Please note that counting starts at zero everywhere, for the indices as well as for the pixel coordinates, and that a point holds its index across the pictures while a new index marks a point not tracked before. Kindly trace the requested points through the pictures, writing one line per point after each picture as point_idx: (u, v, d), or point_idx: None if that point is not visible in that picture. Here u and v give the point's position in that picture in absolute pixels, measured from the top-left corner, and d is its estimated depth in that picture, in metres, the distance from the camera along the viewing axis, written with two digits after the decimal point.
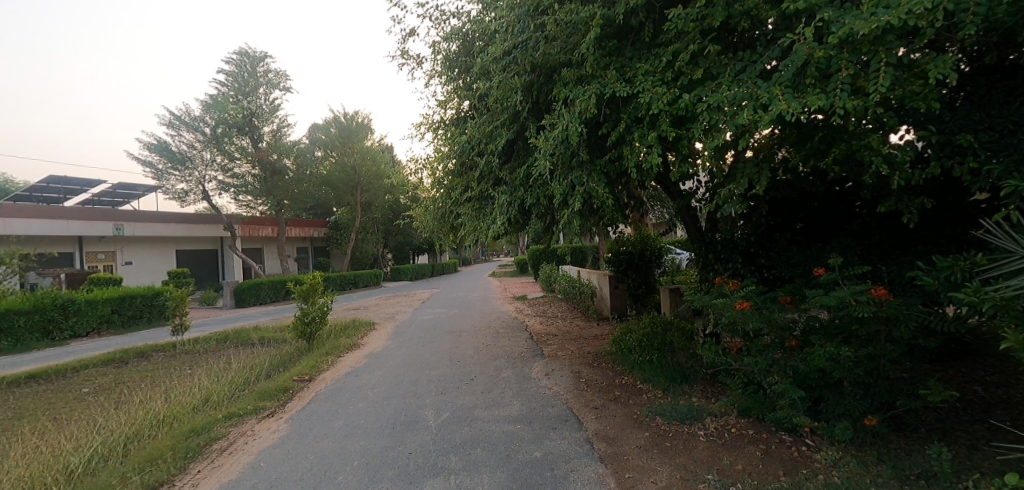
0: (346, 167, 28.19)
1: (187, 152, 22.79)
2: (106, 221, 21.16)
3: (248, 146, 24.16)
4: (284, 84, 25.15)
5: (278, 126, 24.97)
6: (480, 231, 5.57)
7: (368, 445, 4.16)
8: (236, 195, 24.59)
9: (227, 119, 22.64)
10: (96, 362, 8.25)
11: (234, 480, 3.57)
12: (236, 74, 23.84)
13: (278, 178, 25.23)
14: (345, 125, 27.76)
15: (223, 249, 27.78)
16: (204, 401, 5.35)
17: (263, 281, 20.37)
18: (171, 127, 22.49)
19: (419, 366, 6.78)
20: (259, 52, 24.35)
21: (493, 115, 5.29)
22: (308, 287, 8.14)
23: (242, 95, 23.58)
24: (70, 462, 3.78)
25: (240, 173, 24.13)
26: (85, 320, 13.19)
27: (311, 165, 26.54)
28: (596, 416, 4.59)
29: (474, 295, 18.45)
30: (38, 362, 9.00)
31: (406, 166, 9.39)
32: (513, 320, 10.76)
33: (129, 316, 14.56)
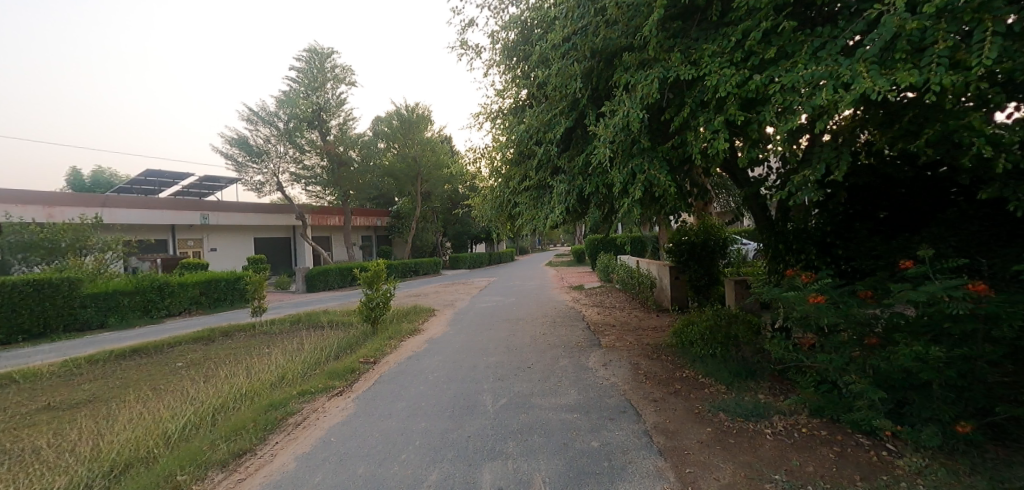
0: (408, 158, 28.55)
1: (264, 146, 24.31)
2: (194, 212, 22.99)
3: (317, 139, 25.54)
4: (348, 79, 26.23)
5: (344, 119, 26.27)
6: (537, 219, 5.50)
7: (429, 426, 4.32)
8: (307, 185, 26.20)
9: (298, 114, 24.13)
10: (188, 339, 9.07)
11: (308, 453, 3.88)
12: (306, 71, 25.03)
13: (344, 170, 26.57)
14: (407, 117, 27.95)
15: (295, 237, 29.46)
16: (281, 379, 5.71)
17: (331, 267, 21.51)
18: (249, 122, 24.03)
19: (477, 353, 6.89)
20: (326, 48, 25.41)
21: (551, 103, 5.20)
22: (373, 274, 8.46)
23: (312, 91, 24.80)
24: (169, 427, 4.20)
25: (310, 165, 25.67)
26: (178, 300, 14.52)
27: (376, 156, 27.21)
28: (655, 409, 4.49)
29: (531, 284, 18.50)
30: (138, 338, 9.99)
31: (464, 156, 9.49)
32: (570, 310, 10.70)
33: (216, 298, 15.83)
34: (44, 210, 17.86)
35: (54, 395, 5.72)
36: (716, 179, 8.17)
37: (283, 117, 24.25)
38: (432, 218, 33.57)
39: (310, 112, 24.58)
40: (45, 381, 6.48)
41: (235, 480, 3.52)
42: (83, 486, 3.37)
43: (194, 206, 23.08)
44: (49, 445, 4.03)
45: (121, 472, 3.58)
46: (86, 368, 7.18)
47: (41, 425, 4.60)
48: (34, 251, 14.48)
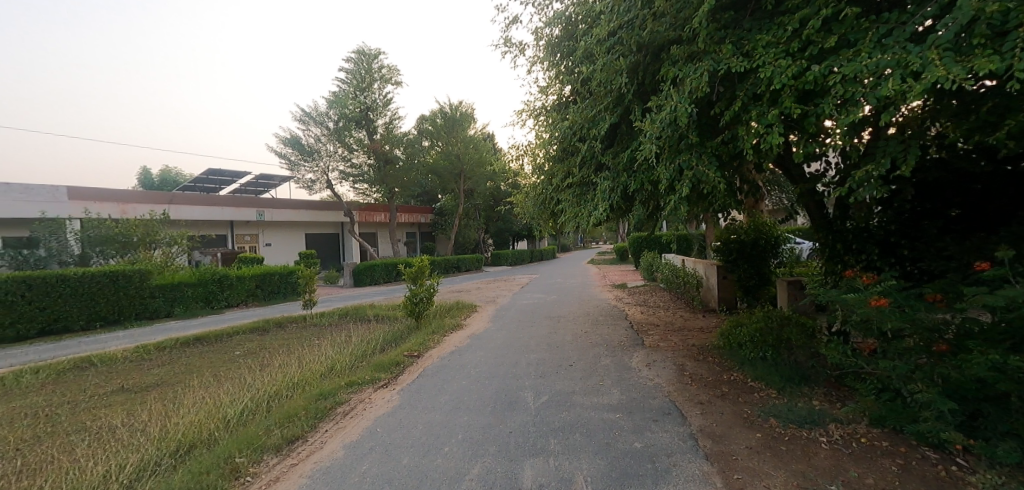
0: (452, 156, 29.47)
1: (315, 145, 25.37)
2: (251, 208, 24.18)
3: (365, 138, 26.28)
4: (394, 79, 26.88)
5: (391, 118, 26.89)
6: (580, 217, 5.45)
7: (471, 421, 4.37)
8: (354, 182, 26.93)
9: (347, 113, 25.02)
10: (246, 329, 9.59)
11: (355, 442, 4.03)
12: (354, 71, 25.85)
13: (391, 168, 26.94)
14: (451, 114, 28.70)
15: (344, 233, 30.55)
16: (330, 369, 5.94)
17: (378, 263, 22.20)
18: (302, 122, 25.12)
19: (518, 349, 6.91)
20: (373, 49, 26.20)
21: (596, 99, 5.13)
22: (416, 270, 8.63)
23: (359, 91, 25.74)
24: (228, 411, 4.45)
25: (358, 163, 26.30)
26: (237, 292, 15.37)
27: (420, 154, 28.16)
28: (701, 412, 4.36)
29: (572, 282, 18.39)
30: (200, 327, 10.65)
31: (506, 153, 9.54)
32: (613, 308, 10.56)
33: (270, 291, 16.54)
34: (118, 207, 19.13)
35: (129, 378, 6.19)
36: (768, 175, 7.84)
37: (333, 117, 25.24)
38: (474, 215, 33.94)
39: (357, 112, 25.50)
40: (120, 365, 7.02)
41: (288, 464, 3.71)
42: (154, 464, 3.64)
43: (250, 203, 24.29)
44: (124, 423, 4.36)
45: (186, 452, 3.84)
46: (155, 354, 7.72)
47: (118, 405, 4.99)
48: (110, 245, 15.58)
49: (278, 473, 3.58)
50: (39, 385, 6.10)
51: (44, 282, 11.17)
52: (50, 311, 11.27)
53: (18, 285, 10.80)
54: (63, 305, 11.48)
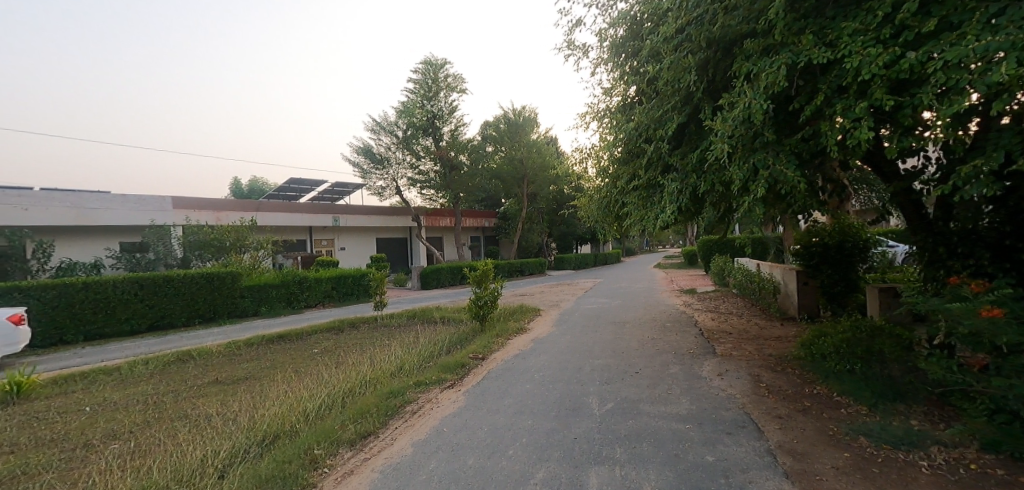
0: (514, 161, 29.89)
1: (385, 153, 26.64)
2: (327, 215, 25.77)
3: (432, 145, 27.33)
4: (460, 86, 27.67)
5: (455, 125, 27.63)
6: (646, 220, 5.31)
7: (536, 425, 4.38)
8: (422, 189, 28.10)
9: (415, 122, 26.12)
10: (323, 328, 10.21)
11: (423, 440, 4.16)
12: (422, 81, 26.84)
13: (456, 173, 27.85)
14: (514, 120, 29.53)
15: (411, 237, 31.76)
16: (399, 369, 6.18)
17: (443, 266, 22.87)
18: (374, 132, 26.53)
19: (582, 354, 6.84)
20: (440, 59, 27.18)
21: (663, 99, 5.01)
22: (481, 273, 8.80)
23: (427, 100, 26.68)
24: (308, 405, 4.75)
25: (425, 170, 27.47)
26: (315, 293, 16.41)
27: (483, 160, 28.87)
28: (781, 427, 4.10)
29: (638, 287, 17.93)
30: (281, 325, 11.50)
31: (570, 157, 9.53)
32: (681, 315, 10.18)
33: (345, 293, 17.50)
34: (214, 215, 20.85)
35: (222, 371, 6.77)
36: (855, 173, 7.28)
37: (402, 126, 26.53)
38: (536, 219, 34.01)
39: (425, 120, 26.48)
40: (215, 359, 7.70)
41: (362, 458, 3.89)
42: (243, 452, 3.94)
43: (327, 209, 25.88)
44: (218, 413, 4.76)
45: (271, 442, 4.13)
46: (244, 349, 8.39)
47: (213, 396, 5.46)
48: (206, 249, 17.55)
49: (353, 466, 3.77)
50: (149, 375, 6.82)
51: (152, 282, 12.55)
52: (156, 309, 12.59)
53: (132, 284, 12.20)
54: (168, 303, 12.78)
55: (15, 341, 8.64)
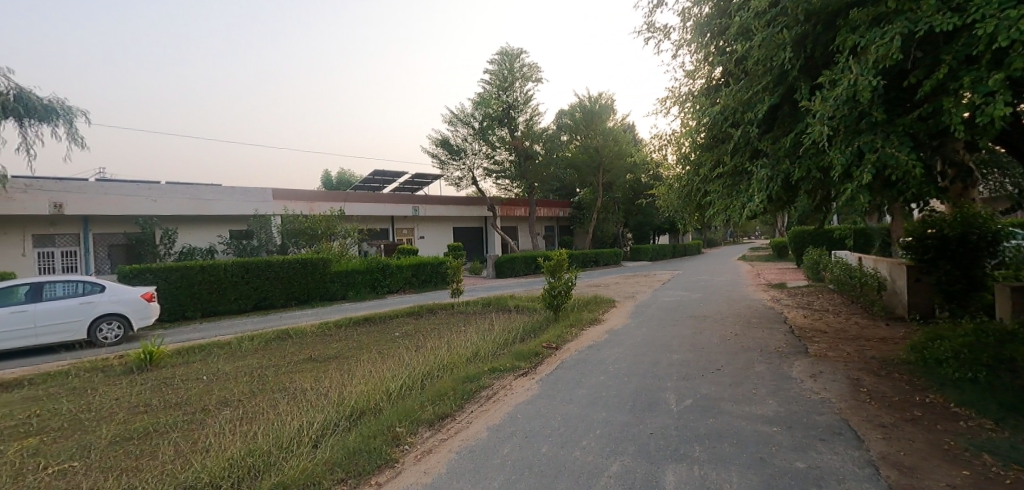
0: (590, 149, 29.43)
1: (462, 144, 27.44)
2: (407, 205, 26.82)
3: (507, 135, 27.93)
4: (535, 76, 27.87)
5: (530, 114, 27.95)
6: (732, 209, 5.07)
7: (610, 417, 4.34)
8: (497, 179, 28.80)
9: (491, 113, 26.96)
10: (404, 313, 10.77)
11: (498, 425, 4.27)
12: (497, 72, 27.38)
13: (530, 162, 28.35)
14: (590, 108, 28.75)
15: (486, 226, 32.35)
16: (475, 354, 6.38)
17: (517, 256, 23.24)
18: (451, 124, 27.28)
19: (658, 349, 6.66)
20: (515, 49, 27.53)
21: (753, 80, 4.73)
22: (555, 263, 8.84)
23: (502, 91, 27.31)
24: (391, 385, 5.05)
25: (501, 160, 28.03)
26: (395, 280, 17.23)
27: (558, 149, 28.78)
28: (884, 437, 3.75)
29: (719, 280, 17.04)
30: (366, 309, 12.26)
31: (648, 144, 9.27)
32: (768, 311, 9.57)
33: (423, 280, 18.26)
34: (307, 204, 22.46)
35: (316, 349, 7.35)
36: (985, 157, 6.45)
37: (478, 117, 27.19)
38: (613, 209, 33.60)
39: (500, 111, 27.25)
40: (309, 338, 8.39)
41: (439, 439, 4.07)
42: (334, 424, 4.27)
43: (407, 199, 26.97)
44: (312, 387, 5.19)
45: (358, 417, 4.43)
46: (335, 330, 9.08)
47: (308, 371, 5.95)
48: (301, 236, 19.34)
49: (431, 445, 3.95)
50: (255, 349, 7.58)
51: (256, 265, 13.78)
52: (259, 291, 13.88)
53: (240, 268, 13.53)
54: (269, 286, 14.06)
55: (148, 314, 9.96)
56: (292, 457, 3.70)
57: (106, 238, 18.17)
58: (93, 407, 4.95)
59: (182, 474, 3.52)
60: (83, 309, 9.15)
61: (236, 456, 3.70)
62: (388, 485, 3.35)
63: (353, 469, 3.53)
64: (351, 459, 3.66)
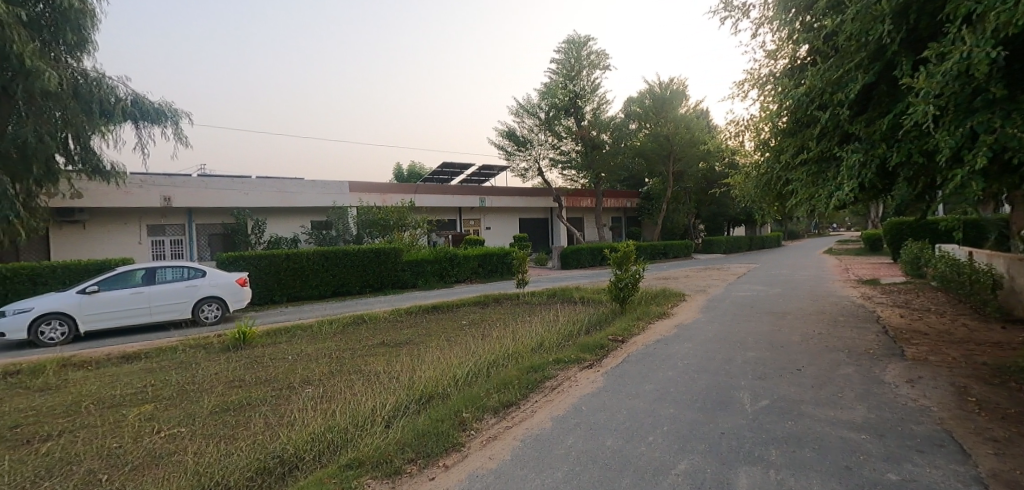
0: (659, 137, 29.07)
1: (528, 135, 27.72)
2: (474, 196, 27.31)
3: (573, 125, 27.59)
4: (603, 63, 27.49)
5: (598, 103, 27.54)
6: (817, 199, 4.72)
7: (678, 414, 4.21)
8: (563, 169, 28.65)
9: (557, 103, 26.66)
10: (470, 302, 11.08)
11: (561, 416, 4.27)
12: (563, 61, 27.30)
13: (597, 152, 27.87)
14: (660, 94, 28.46)
15: (552, 217, 32.52)
16: (540, 345, 6.43)
17: (583, 248, 23.24)
18: (517, 115, 27.65)
19: (731, 346, 6.37)
20: (583, 36, 27.28)
21: (845, 57, 4.36)
22: (622, 255, 8.70)
23: (569, 80, 26.96)
24: (457, 372, 5.19)
25: (567, 150, 27.93)
26: (462, 270, 17.62)
27: (626, 138, 28.27)
28: (997, 453, 3.34)
29: (802, 275, 15.88)
30: (433, 298, 12.70)
31: (722, 131, 8.85)
32: (857, 309, 8.82)
33: (490, 270, 18.50)
34: (380, 196, 23.55)
35: (388, 334, 7.75)
36: None
37: (544, 108, 27.18)
38: (684, 199, 33.25)
39: (567, 100, 26.79)
40: (382, 323, 8.87)
41: (504, 426, 4.14)
42: (404, 406, 4.46)
43: (474, 191, 27.51)
44: (384, 370, 5.45)
45: (426, 401, 4.60)
46: (406, 316, 9.53)
47: (381, 355, 6.26)
48: (374, 227, 20.59)
49: (496, 432, 4.03)
50: (333, 333, 8.13)
51: (335, 254, 14.77)
52: (338, 278, 14.81)
53: (320, 257, 14.50)
54: (345, 274, 14.96)
55: (241, 298, 10.89)
56: (366, 436, 3.92)
57: (206, 229, 19.97)
58: (197, 380, 5.53)
59: (272, 444, 3.85)
60: (188, 291, 10.22)
61: (316, 431, 3.96)
62: (455, 468, 3.45)
63: (422, 450, 3.68)
64: (420, 441, 3.81)
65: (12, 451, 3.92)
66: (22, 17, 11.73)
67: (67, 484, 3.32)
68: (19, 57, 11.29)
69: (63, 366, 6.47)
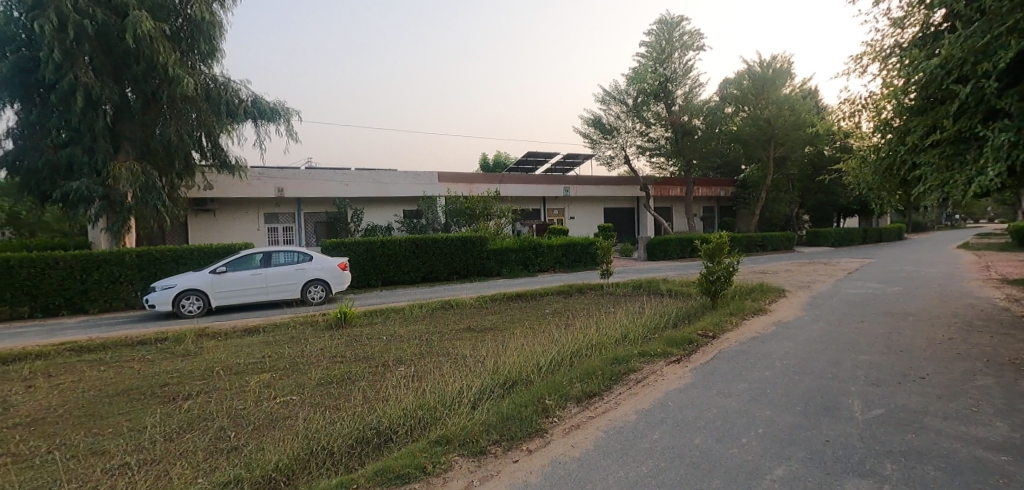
0: (760, 121, 26.82)
1: (615, 123, 27.04)
2: (558, 186, 27.25)
3: (662, 111, 26.61)
4: (697, 44, 26.03)
5: (690, 86, 26.33)
6: (953, 186, 4.20)
7: (775, 416, 3.95)
8: (650, 157, 27.77)
9: (646, 88, 25.66)
10: (555, 291, 11.16)
11: (647, 410, 4.18)
12: (655, 43, 26.19)
13: (688, 138, 26.83)
14: (761, 73, 26.34)
15: (639, 207, 31.70)
16: (624, 337, 6.34)
17: (671, 238, 22.38)
18: (603, 103, 27.07)
19: (839, 348, 5.83)
20: (676, 16, 25.97)
21: (992, 22, 3.83)
22: (715, 247, 8.31)
23: (660, 63, 26.02)
24: (541, 359, 5.26)
25: (655, 137, 27.04)
26: (546, 259, 17.60)
27: (721, 122, 27.03)
28: None
29: (930, 273, 13.97)
30: (516, 286, 12.94)
31: (833, 112, 8.10)
32: (1003, 313, 7.61)
33: (573, 260, 18.29)
34: (468, 186, 24.20)
35: (473, 320, 8.08)
36: None
37: (632, 93, 26.44)
38: (788, 187, 30.95)
39: (656, 85, 25.74)
40: (468, 309, 9.25)
41: (588, 415, 4.14)
42: (490, 390, 4.61)
43: (559, 180, 27.41)
44: (470, 354, 5.67)
45: (510, 386, 4.73)
46: (490, 303, 9.84)
47: (467, 340, 6.54)
48: (461, 216, 21.40)
49: (579, 421, 4.04)
50: (423, 316, 8.63)
51: (424, 242, 15.57)
52: (426, 264, 15.67)
53: (411, 244, 15.40)
54: (432, 261, 15.74)
55: (341, 281, 11.83)
56: (454, 415, 4.10)
57: (312, 217, 21.84)
58: (305, 354, 6.11)
59: (369, 416, 4.16)
60: (296, 273, 11.25)
61: (409, 407, 4.22)
62: (538, 453, 3.51)
63: (506, 432, 3.79)
64: (504, 424, 3.92)
65: (162, 406, 4.61)
66: (165, 31, 13.60)
67: (206, 437, 3.85)
68: (165, 67, 13.50)
69: (198, 336, 7.46)
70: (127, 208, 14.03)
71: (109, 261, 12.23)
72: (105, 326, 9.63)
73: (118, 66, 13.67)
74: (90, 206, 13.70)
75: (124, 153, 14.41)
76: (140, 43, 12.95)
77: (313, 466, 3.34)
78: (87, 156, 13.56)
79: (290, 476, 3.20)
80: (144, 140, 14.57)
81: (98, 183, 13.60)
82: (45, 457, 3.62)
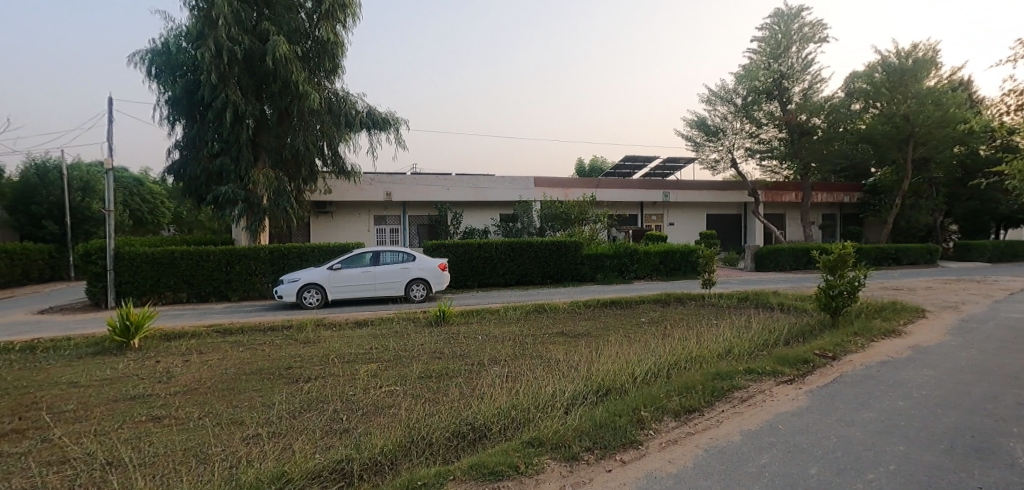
0: (896, 118, 23.52)
1: (721, 124, 25.60)
2: (658, 191, 26.47)
3: (776, 110, 25.10)
4: (819, 36, 23.97)
5: (810, 82, 24.36)
6: None
7: (909, 453, 3.49)
8: (761, 160, 26.10)
9: (758, 87, 24.33)
10: (652, 299, 10.85)
11: (753, 432, 3.90)
12: (770, 38, 24.43)
13: (806, 139, 25.16)
14: (898, 64, 23.08)
15: (746, 213, 29.67)
16: (728, 352, 5.99)
17: (783, 247, 20.63)
18: (708, 104, 25.75)
19: (999, 381, 4.98)
20: (795, 7, 23.91)
21: None
22: (837, 259, 7.57)
23: (774, 59, 24.29)
24: (637, 369, 5.16)
25: (767, 138, 25.60)
26: (644, 265, 17.11)
27: (846, 120, 24.68)
28: None
29: None
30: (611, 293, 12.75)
31: (996, 105, 7.02)
32: None
33: (672, 268, 17.48)
34: (563, 191, 24.34)
35: (568, 324, 8.13)
36: None
37: (741, 93, 24.92)
38: (928, 193, 27.13)
39: (770, 83, 24.36)
40: (563, 313, 9.34)
41: (686, 431, 3.97)
42: (584, 396, 4.61)
43: (659, 185, 26.63)
44: (564, 359, 5.72)
45: (604, 393, 4.69)
46: (585, 309, 9.79)
47: (561, 344, 6.60)
48: (556, 220, 21.59)
49: (677, 436, 3.88)
50: (518, 318, 8.85)
51: (519, 246, 15.91)
52: (520, 267, 15.96)
53: (507, 247, 15.78)
54: (528, 264, 16.02)
55: (441, 281, 12.45)
56: (547, 418, 4.15)
57: (416, 219, 23.26)
58: (409, 349, 6.56)
59: (466, 411, 4.35)
60: (400, 272, 12.05)
61: (503, 406, 4.35)
62: (633, 464, 3.44)
63: (600, 440, 3.75)
64: (598, 431, 3.90)
65: (287, 386, 5.21)
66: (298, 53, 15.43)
67: (323, 418, 4.28)
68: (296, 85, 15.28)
69: (316, 326, 8.31)
70: (262, 209, 16.00)
71: (248, 256, 13.97)
72: (240, 313, 11.08)
73: (259, 85, 15.66)
74: (235, 207, 15.73)
75: (262, 161, 16.38)
76: (278, 64, 14.84)
77: (414, 452, 3.58)
78: (234, 164, 15.64)
79: (394, 460, 3.46)
80: (278, 149, 16.39)
81: (241, 187, 15.68)
82: (197, 422, 4.26)
